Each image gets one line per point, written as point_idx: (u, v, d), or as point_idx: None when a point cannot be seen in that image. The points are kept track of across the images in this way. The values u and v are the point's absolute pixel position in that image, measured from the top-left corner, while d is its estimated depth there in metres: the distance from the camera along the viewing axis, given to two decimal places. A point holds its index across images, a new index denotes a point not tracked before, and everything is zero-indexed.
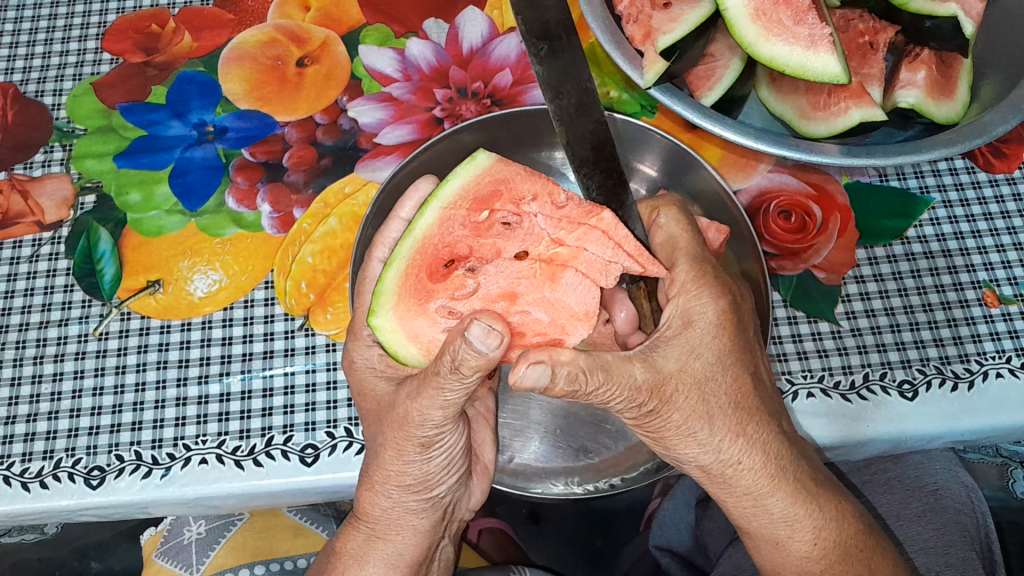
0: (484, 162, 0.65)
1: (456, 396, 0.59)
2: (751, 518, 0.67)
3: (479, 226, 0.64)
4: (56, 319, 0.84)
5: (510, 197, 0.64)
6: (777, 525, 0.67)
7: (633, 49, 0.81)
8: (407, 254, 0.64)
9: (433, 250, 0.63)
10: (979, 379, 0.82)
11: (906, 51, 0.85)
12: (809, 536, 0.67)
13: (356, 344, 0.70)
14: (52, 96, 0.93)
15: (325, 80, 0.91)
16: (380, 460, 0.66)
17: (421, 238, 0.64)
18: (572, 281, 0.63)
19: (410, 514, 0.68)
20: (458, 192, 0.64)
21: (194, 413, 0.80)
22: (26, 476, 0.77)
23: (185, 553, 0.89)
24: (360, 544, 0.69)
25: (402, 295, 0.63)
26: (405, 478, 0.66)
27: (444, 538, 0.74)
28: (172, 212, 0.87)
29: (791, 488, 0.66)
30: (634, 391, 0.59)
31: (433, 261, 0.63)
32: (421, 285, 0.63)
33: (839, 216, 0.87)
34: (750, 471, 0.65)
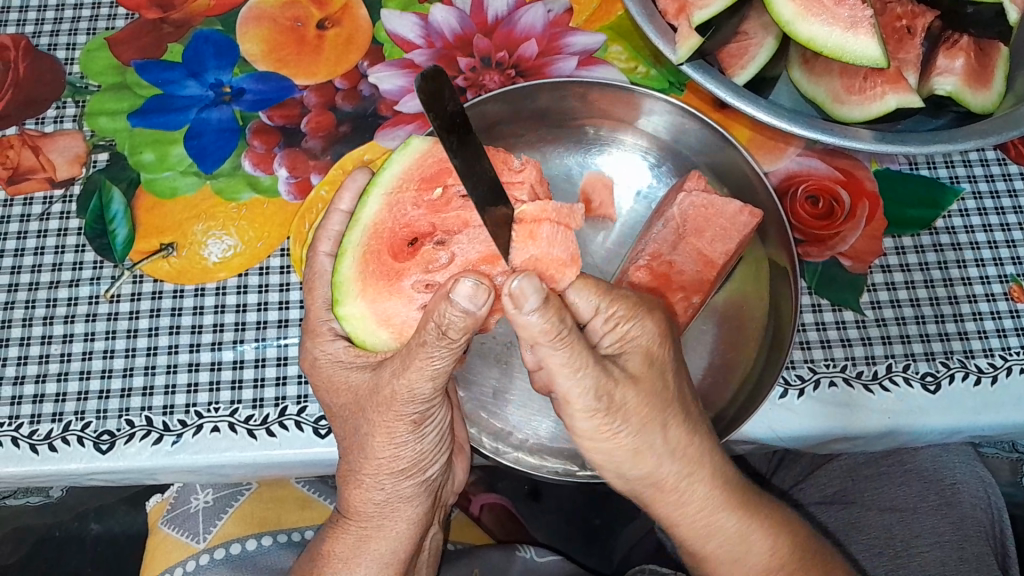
0: (421, 144, 0.65)
1: (445, 363, 0.56)
2: (705, 540, 0.68)
3: (435, 203, 0.63)
4: (66, 280, 0.82)
5: (459, 169, 0.64)
6: (730, 542, 0.68)
7: (666, 24, 0.80)
8: (360, 242, 0.63)
9: (389, 234, 0.63)
10: (1002, 374, 0.80)
11: (942, 37, 0.82)
12: (764, 551, 0.68)
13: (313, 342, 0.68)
14: (66, 50, 0.90)
15: (345, 44, 0.89)
16: (369, 450, 0.63)
17: (371, 225, 0.63)
18: (551, 232, 0.61)
19: (399, 500, 0.66)
20: (399, 175, 0.64)
21: (206, 380, 0.78)
22: (34, 438, 0.76)
23: (192, 522, 0.88)
24: (349, 546, 0.67)
25: (366, 280, 0.62)
26: (397, 463, 0.64)
27: (433, 526, 0.75)
28: (187, 173, 0.85)
29: (730, 502, 0.67)
30: (590, 389, 0.57)
31: (394, 244, 0.62)
32: (387, 267, 0.62)
33: (867, 203, 0.86)
34: (699, 487, 0.65)
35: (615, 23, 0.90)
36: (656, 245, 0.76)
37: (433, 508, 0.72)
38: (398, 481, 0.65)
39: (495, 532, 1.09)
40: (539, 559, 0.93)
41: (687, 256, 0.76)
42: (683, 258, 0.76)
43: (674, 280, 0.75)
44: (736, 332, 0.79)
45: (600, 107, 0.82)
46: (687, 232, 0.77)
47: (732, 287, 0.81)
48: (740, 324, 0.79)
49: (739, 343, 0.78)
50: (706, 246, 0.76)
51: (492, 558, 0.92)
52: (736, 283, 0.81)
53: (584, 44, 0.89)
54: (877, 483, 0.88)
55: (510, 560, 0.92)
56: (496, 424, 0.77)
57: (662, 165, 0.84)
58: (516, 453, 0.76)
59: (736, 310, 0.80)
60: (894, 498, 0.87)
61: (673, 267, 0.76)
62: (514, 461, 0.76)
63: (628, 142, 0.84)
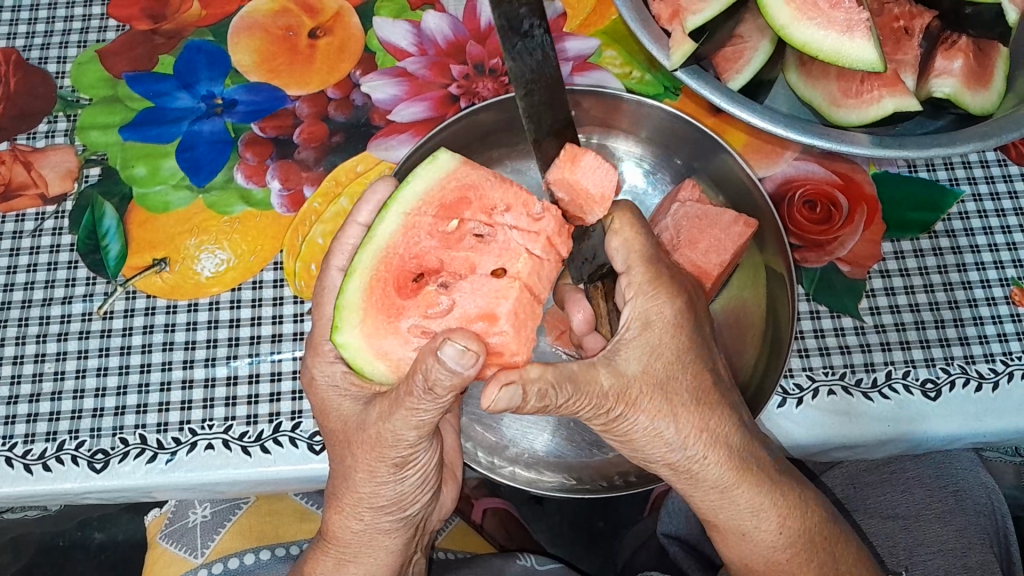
0: (447, 164, 0.61)
1: (431, 416, 0.56)
2: (719, 510, 0.65)
3: (446, 236, 0.59)
4: (60, 296, 0.82)
5: (479, 204, 0.60)
6: (744, 518, 0.65)
7: (659, 28, 0.79)
8: (369, 266, 0.58)
9: (399, 263, 0.58)
10: (1004, 379, 0.80)
11: (941, 37, 0.81)
12: (775, 525, 0.65)
13: (313, 358, 0.66)
14: (56, 64, 0.90)
15: (337, 53, 0.88)
16: (351, 483, 0.63)
17: (383, 249, 0.58)
18: (590, 165, 0.59)
19: (379, 532, 0.66)
20: (421, 195, 0.60)
21: (200, 397, 0.78)
22: (29, 458, 0.76)
23: (189, 536, 0.88)
24: (330, 568, 0.67)
25: (368, 311, 0.58)
26: (377, 500, 0.64)
27: (418, 553, 0.74)
28: (179, 187, 0.84)
29: (742, 491, 0.64)
30: (601, 399, 0.56)
31: (400, 275, 0.58)
32: (389, 300, 0.58)
33: (866, 207, 0.85)
34: (716, 466, 0.62)
35: (610, 27, 0.89)
36: None
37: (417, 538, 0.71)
38: (373, 515, 0.65)
39: (496, 536, 1.07)
40: (539, 566, 0.92)
41: (679, 266, 0.74)
42: None
43: None
44: (735, 339, 0.78)
45: (593, 116, 0.81)
46: (680, 243, 0.75)
47: (731, 292, 0.80)
48: (740, 331, 0.78)
49: (737, 352, 0.78)
50: (700, 257, 0.74)
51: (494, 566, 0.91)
52: (735, 289, 0.80)
53: (578, 50, 0.88)
54: (878, 488, 0.87)
55: (509, 564, 0.91)
56: (491, 438, 0.77)
57: (657, 172, 0.84)
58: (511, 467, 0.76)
59: (735, 318, 0.79)
60: (896, 505, 0.86)
61: None
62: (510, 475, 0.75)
63: (621, 148, 0.83)
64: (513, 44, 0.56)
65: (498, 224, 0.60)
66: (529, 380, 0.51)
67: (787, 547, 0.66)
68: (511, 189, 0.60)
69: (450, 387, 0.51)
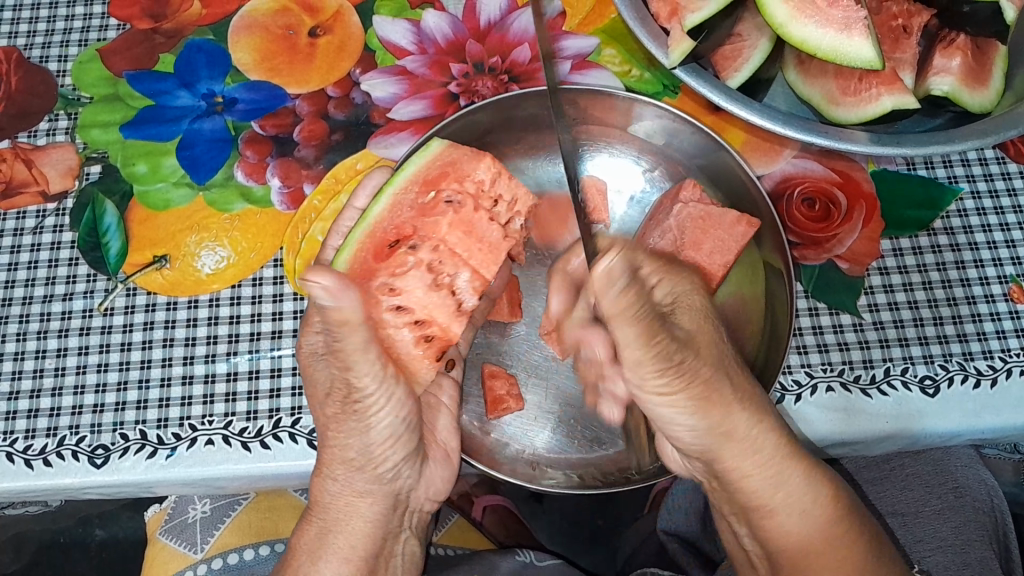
0: (436, 146, 0.70)
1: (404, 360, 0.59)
2: (773, 489, 0.63)
3: (424, 204, 0.67)
4: (60, 293, 0.82)
5: (456, 179, 0.68)
6: (799, 494, 0.63)
7: (658, 27, 0.79)
8: (358, 238, 0.66)
9: (381, 233, 0.66)
10: (1002, 376, 0.80)
11: (940, 36, 0.81)
12: (825, 498, 0.64)
13: (304, 332, 0.68)
14: (57, 62, 0.90)
15: (337, 51, 0.88)
16: (325, 439, 0.65)
17: (372, 224, 0.66)
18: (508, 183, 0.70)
19: (351, 494, 0.66)
20: (415, 171, 0.68)
21: (200, 392, 0.78)
22: (29, 453, 0.76)
23: (189, 531, 0.88)
24: (313, 539, 0.66)
25: (346, 277, 0.65)
26: (348, 454, 0.64)
27: (405, 531, 0.72)
28: (179, 184, 0.84)
29: (789, 466, 0.63)
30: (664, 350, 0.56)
31: (376, 244, 0.66)
32: (366, 265, 0.65)
33: (864, 205, 0.85)
34: (763, 435, 0.62)
35: (609, 26, 0.89)
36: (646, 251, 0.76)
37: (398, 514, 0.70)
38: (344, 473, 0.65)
39: (496, 534, 1.07)
40: (538, 563, 0.93)
41: None
42: None
43: None
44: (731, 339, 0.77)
45: (593, 114, 0.81)
46: (683, 245, 0.74)
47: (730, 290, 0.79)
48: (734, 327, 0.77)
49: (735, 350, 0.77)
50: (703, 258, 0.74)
51: (495, 564, 0.91)
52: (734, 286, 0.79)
53: (577, 48, 0.89)
54: (879, 485, 0.88)
55: (507, 560, 0.92)
56: (492, 436, 0.77)
57: (655, 169, 0.84)
58: (511, 463, 0.76)
59: (733, 314, 0.78)
60: (896, 502, 0.86)
61: None
62: (509, 472, 0.75)
63: (618, 147, 0.83)
64: None
65: (469, 191, 0.68)
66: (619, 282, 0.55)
67: (843, 517, 0.64)
68: (482, 163, 0.68)
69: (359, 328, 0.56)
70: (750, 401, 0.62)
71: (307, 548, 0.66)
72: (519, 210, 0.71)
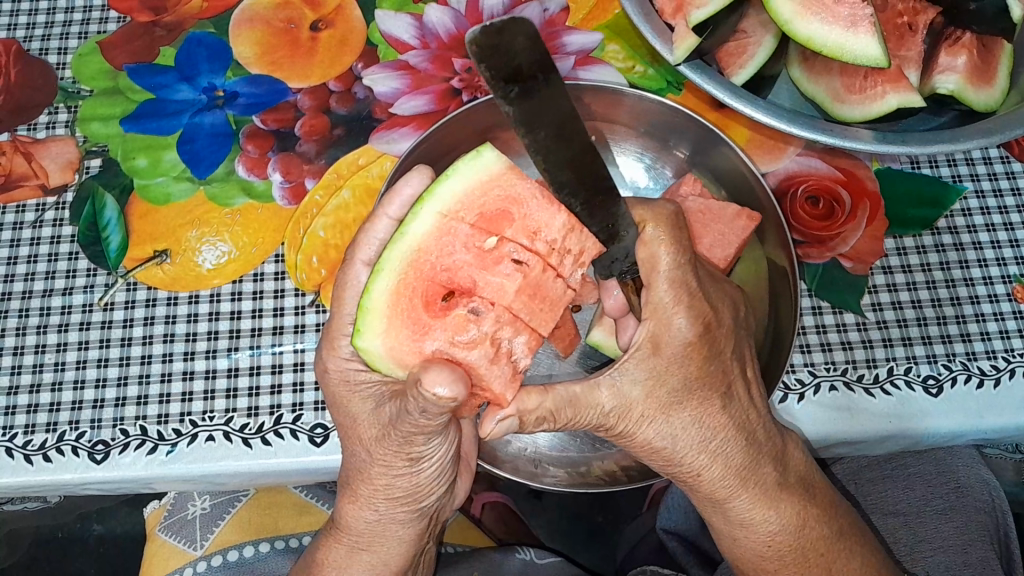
0: (492, 161, 0.58)
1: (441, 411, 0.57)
2: (714, 516, 0.70)
3: (480, 249, 0.57)
4: (60, 288, 0.82)
5: (523, 223, 0.57)
6: (740, 525, 0.69)
7: (663, 23, 0.79)
8: (399, 267, 0.56)
9: (429, 272, 0.56)
10: (1005, 376, 0.79)
11: (944, 33, 0.80)
12: (764, 538, 0.69)
13: (329, 353, 0.64)
14: (57, 55, 0.90)
15: (339, 45, 0.88)
16: (367, 471, 0.65)
17: (415, 251, 0.56)
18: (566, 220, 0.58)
19: (392, 522, 0.68)
20: (459, 196, 0.57)
21: (201, 388, 0.78)
22: (29, 448, 0.76)
23: (189, 528, 0.87)
24: (343, 556, 0.69)
25: (391, 319, 0.56)
26: (392, 491, 0.65)
27: (428, 542, 0.74)
28: (180, 179, 0.84)
29: (737, 503, 0.68)
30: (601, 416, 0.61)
31: (428, 292, 0.56)
32: (417, 315, 0.56)
33: (868, 203, 0.84)
34: (710, 481, 0.66)
35: (613, 21, 0.89)
36: None
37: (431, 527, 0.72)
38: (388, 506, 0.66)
39: (496, 531, 1.07)
40: (538, 561, 0.92)
41: None
42: None
43: None
44: None
45: (596, 112, 0.80)
46: None
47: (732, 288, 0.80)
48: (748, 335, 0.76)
49: None
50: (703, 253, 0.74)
51: (496, 561, 0.91)
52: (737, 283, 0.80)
53: (580, 44, 0.88)
54: (879, 484, 0.88)
55: (508, 558, 0.91)
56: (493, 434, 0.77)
57: (662, 168, 0.84)
58: (514, 461, 0.76)
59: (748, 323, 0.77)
60: (898, 501, 0.86)
61: None
62: (511, 470, 0.75)
63: (621, 144, 0.83)
64: (515, 88, 0.49)
65: (540, 250, 0.57)
66: (526, 412, 0.57)
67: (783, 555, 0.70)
68: (559, 213, 0.57)
69: (439, 412, 0.55)
70: (707, 448, 0.64)
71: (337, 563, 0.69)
72: (585, 260, 0.59)
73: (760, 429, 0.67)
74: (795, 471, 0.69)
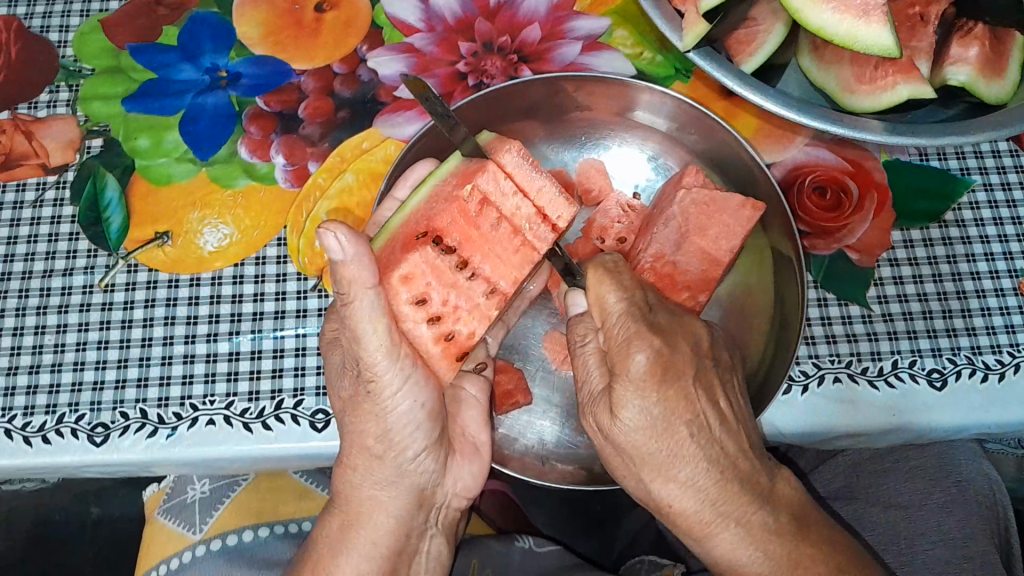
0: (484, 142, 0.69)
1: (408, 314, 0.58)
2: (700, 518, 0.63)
3: (461, 202, 0.65)
4: (60, 268, 0.81)
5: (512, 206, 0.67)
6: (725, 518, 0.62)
7: (673, 9, 0.78)
8: (395, 226, 0.66)
9: (414, 224, 0.65)
10: (1010, 371, 0.79)
11: (957, 24, 0.79)
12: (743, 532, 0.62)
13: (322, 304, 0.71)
14: (58, 33, 0.88)
15: (343, 27, 0.87)
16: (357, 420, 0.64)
17: (410, 213, 0.67)
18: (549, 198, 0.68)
19: (372, 487, 0.66)
20: (456, 168, 0.68)
21: (202, 372, 0.78)
22: (29, 430, 0.75)
23: (188, 512, 0.87)
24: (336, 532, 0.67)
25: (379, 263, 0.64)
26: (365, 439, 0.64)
27: (433, 528, 0.71)
28: (182, 160, 0.83)
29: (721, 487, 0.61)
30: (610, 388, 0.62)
31: (409, 235, 0.64)
32: (397, 255, 0.63)
33: (876, 195, 0.84)
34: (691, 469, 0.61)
35: (621, 6, 0.88)
36: (658, 246, 0.74)
37: (424, 514, 0.69)
38: (373, 466, 0.65)
39: (496, 520, 1.05)
40: (536, 549, 0.92)
41: (689, 256, 0.75)
42: (687, 258, 0.74)
43: (679, 279, 0.74)
44: (742, 327, 0.78)
45: (601, 101, 0.80)
46: (689, 231, 0.75)
47: (737, 279, 0.79)
48: (747, 317, 0.78)
49: (744, 337, 0.77)
50: (711, 245, 0.75)
51: (495, 549, 0.90)
52: (743, 273, 0.79)
53: (588, 29, 0.87)
54: (883, 477, 0.86)
55: (509, 547, 0.91)
56: (499, 432, 0.77)
57: (660, 157, 0.83)
58: (522, 458, 0.76)
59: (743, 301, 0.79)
60: (899, 494, 0.85)
61: (676, 268, 0.74)
62: (519, 467, 0.75)
63: (624, 136, 0.83)
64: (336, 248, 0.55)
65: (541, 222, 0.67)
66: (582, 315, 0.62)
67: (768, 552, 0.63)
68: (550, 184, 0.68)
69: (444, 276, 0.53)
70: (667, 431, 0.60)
71: (329, 539, 0.67)
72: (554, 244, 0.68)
73: (679, 472, 0.61)
74: (787, 506, 0.65)
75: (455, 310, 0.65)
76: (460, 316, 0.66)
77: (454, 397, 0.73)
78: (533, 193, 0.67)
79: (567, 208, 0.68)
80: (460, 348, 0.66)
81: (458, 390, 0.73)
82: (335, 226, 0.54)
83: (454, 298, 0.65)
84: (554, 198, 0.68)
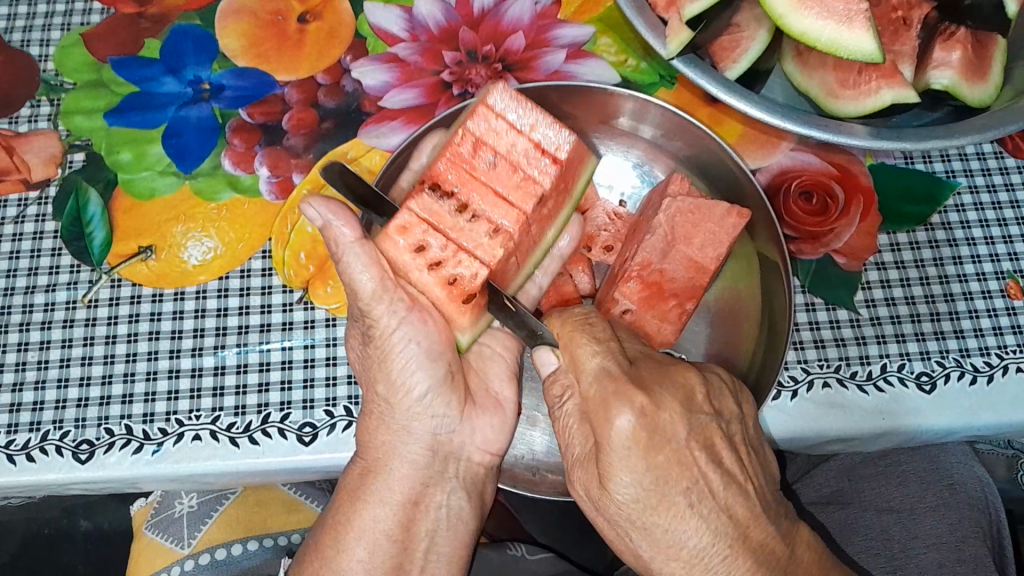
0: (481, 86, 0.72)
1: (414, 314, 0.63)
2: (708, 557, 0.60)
3: (455, 146, 0.69)
4: (43, 284, 0.80)
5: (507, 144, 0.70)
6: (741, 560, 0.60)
7: (656, 17, 0.77)
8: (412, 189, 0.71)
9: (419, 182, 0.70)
10: (998, 373, 0.79)
11: (939, 28, 0.78)
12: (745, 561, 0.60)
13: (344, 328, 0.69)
14: (40, 47, 0.88)
15: (326, 39, 0.86)
16: (372, 377, 0.66)
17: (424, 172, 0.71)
18: (544, 131, 0.70)
19: (386, 432, 0.67)
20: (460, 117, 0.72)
21: (187, 386, 0.77)
22: (12, 449, 0.74)
23: (175, 527, 0.87)
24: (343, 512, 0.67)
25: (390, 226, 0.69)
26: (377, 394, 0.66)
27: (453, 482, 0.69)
28: (165, 173, 0.83)
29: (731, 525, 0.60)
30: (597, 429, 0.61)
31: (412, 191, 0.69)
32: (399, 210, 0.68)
33: (862, 199, 0.84)
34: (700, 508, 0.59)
35: (605, 14, 0.88)
36: (645, 253, 0.74)
37: (442, 464, 0.69)
38: (388, 411, 0.67)
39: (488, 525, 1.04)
40: (529, 557, 0.91)
41: (676, 263, 0.75)
42: (673, 265, 0.75)
43: (666, 287, 0.75)
44: (730, 331, 0.78)
45: (585, 109, 0.80)
46: (676, 238, 0.75)
47: (724, 283, 0.79)
48: (735, 322, 0.78)
49: (732, 343, 0.77)
50: (696, 252, 0.75)
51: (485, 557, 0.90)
52: (728, 279, 0.79)
53: (573, 37, 0.87)
54: (872, 483, 0.86)
55: (498, 552, 0.91)
56: None
57: (646, 164, 0.83)
58: (512, 469, 0.76)
59: (732, 308, 0.78)
60: (891, 499, 0.85)
61: (664, 276, 0.75)
62: (509, 481, 0.75)
63: (609, 143, 0.83)
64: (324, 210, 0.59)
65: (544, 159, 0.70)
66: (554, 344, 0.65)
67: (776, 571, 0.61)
68: (539, 112, 0.70)
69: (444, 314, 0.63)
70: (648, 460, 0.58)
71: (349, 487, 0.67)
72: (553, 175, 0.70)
73: (683, 543, 0.60)
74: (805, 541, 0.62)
75: (456, 253, 0.66)
76: (462, 260, 0.66)
77: (479, 354, 0.74)
78: (527, 129, 0.70)
79: (562, 138, 0.70)
80: (466, 291, 0.66)
81: (484, 346, 0.74)
82: (313, 199, 0.59)
83: (455, 242, 0.66)
84: (549, 129, 0.70)
